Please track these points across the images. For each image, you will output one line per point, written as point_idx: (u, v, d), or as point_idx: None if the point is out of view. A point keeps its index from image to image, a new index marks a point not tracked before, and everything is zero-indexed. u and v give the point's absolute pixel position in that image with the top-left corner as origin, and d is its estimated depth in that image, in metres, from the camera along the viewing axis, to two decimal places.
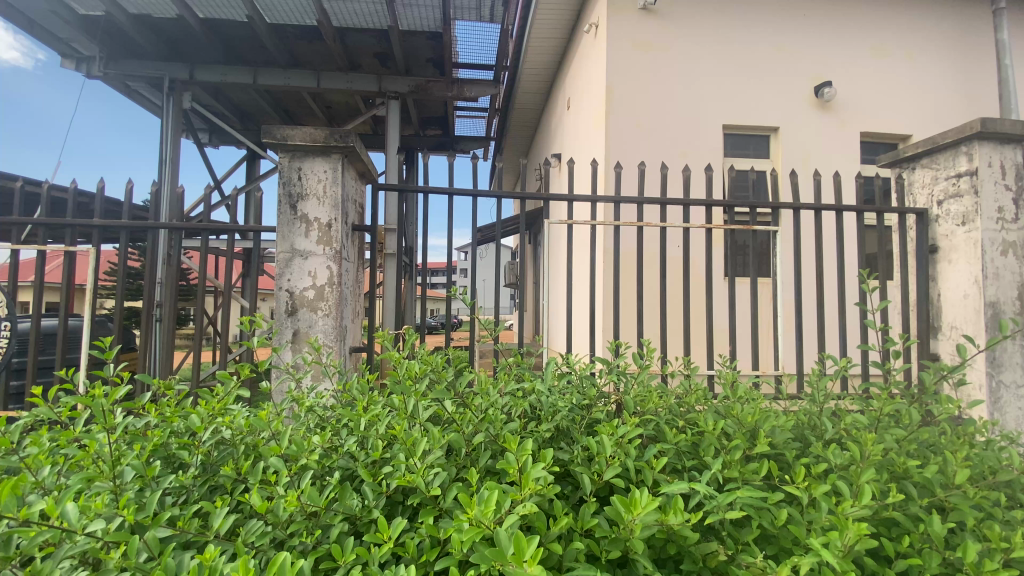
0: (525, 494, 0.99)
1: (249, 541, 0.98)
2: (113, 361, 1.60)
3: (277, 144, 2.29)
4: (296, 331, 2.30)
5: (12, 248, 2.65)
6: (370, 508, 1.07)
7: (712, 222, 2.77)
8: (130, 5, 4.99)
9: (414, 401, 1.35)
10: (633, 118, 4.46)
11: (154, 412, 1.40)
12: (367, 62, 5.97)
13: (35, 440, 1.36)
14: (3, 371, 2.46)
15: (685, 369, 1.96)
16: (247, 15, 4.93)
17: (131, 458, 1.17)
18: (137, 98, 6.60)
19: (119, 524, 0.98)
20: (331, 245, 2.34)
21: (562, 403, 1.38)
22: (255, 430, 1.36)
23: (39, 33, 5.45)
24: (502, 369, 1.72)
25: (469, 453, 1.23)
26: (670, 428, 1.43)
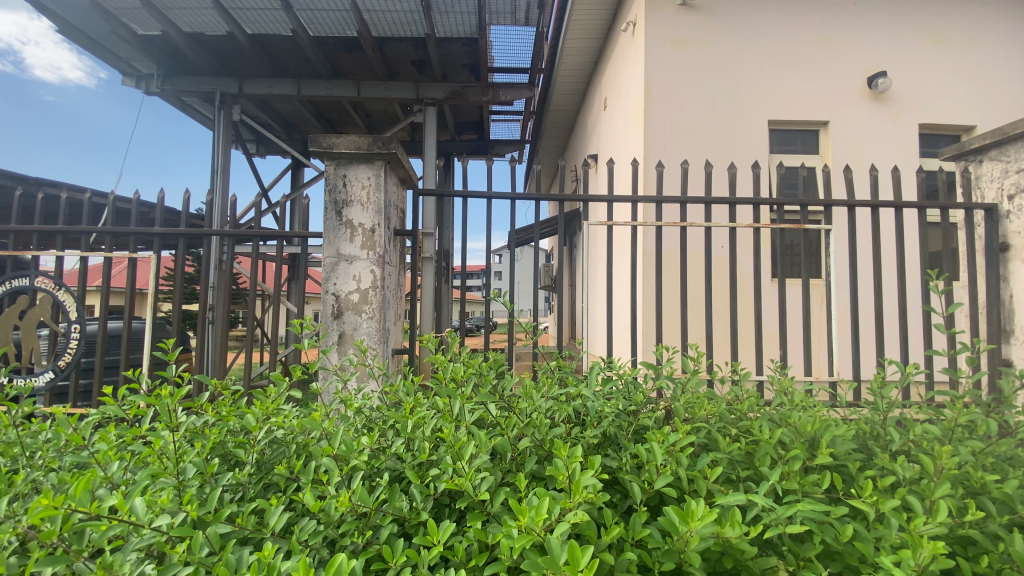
0: (577, 501, 0.97)
1: (302, 540, 1.00)
2: (175, 362, 1.67)
3: (323, 152, 2.37)
4: (341, 334, 2.35)
5: (81, 255, 2.83)
6: (419, 510, 1.07)
7: (760, 221, 2.65)
8: (184, 24, 5.28)
9: (459, 403, 1.35)
10: (672, 116, 4.36)
11: (211, 411, 1.45)
12: (405, 70, 6.09)
13: (104, 436, 1.44)
14: (74, 370, 2.62)
15: (734, 375, 1.88)
16: (292, 29, 5.13)
17: (191, 456, 1.22)
18: (191, 112, 6.97)
19: (182, 519, 1.02)
20: (374, 249, 2.39)
21: (609, 408, 1.35)
22: (306, 430, 1.39)
23: (104, 54, 5.85)
24: (543, 372, 1.69)
25: (515, 458, 1.22)
26: (722, 436, 1.38)
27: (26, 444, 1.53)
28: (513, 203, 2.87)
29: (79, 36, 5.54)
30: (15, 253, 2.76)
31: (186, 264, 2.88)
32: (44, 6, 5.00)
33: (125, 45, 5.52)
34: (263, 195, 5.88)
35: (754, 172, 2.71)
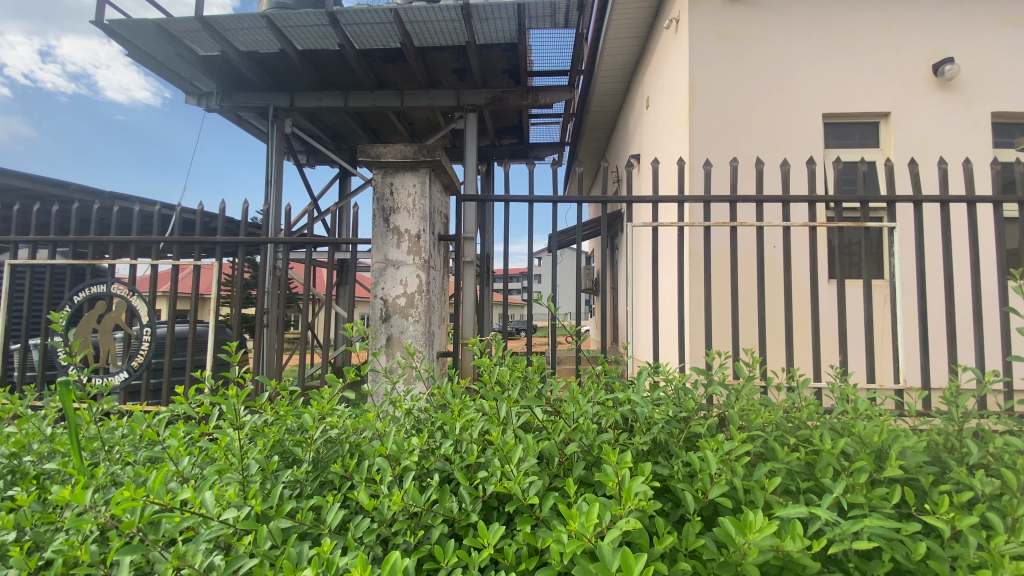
0: (628, 507, 0.95)
1: (357, 537, 1.03)
2: (238, 363, 1.77)
3: (372, 162, 2.47)
4: (389, 337, 2.42)
5: (152, 263, 3.04)
6: (468, 511, 1.08)
7: (816, 220, 2.53)
8: (241, 43, 5.60)
9: (506, 406, 1.36)
10: (719, 113, 4.23)
11: (270, 411, 1.52)
12: (447, 78, 6.21)
13: (175, 433, 1.53)
14: (145, 369, 2.82)
15: (789, 381, 1.81)
16: (340, 43, 5.33)
17: (255, 453, 1.28)
18: (248, 127, 7.36)
19: (247, 513, 1.07)
20: (420, 254, 2.44)
21: (659, 414, 1.32)
22: (359, 430, 1.44)
23: (169, 75, 6.29)
24: (589, 377, 1.67)
25: (563, 463, 1.21)
26: (780, 445, 1.33)
27: (105, 439, 1.65)
28: (555, 206, 2.86)
29: (148, 59, 5.98)
30: (94, 262, 3.00)
31: (244, 270, 3.04)
32: (118, 33, 5.43)
33: (188, 66, 5.90)
34: (313, 203, 6.13)
35: (809, 169, 2.59)
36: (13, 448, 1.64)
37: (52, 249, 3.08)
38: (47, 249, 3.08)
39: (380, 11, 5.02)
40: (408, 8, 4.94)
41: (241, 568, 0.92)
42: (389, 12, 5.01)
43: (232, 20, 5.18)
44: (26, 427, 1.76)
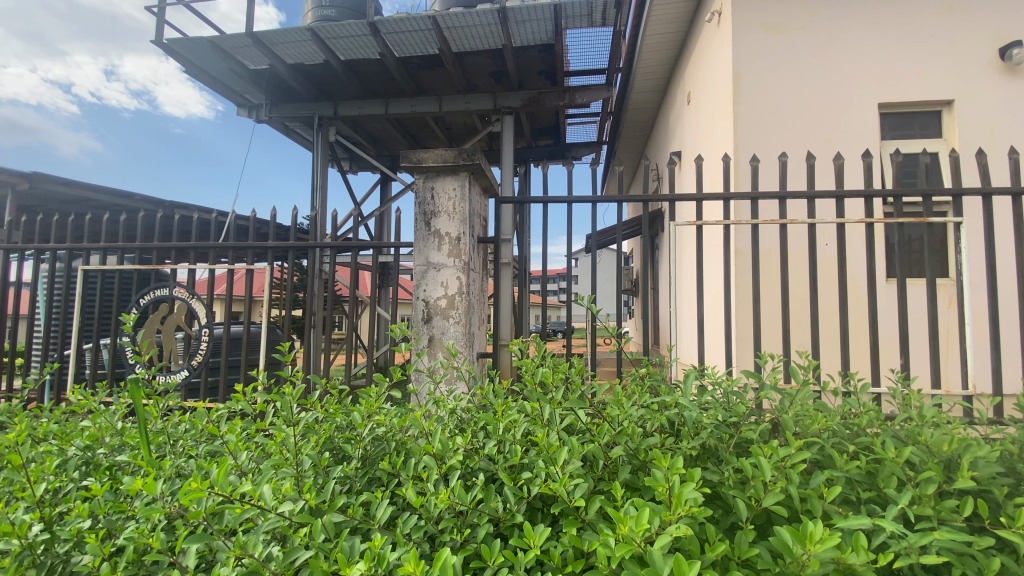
0: (678, 514, 0.93)
1: (406, 533, 1.06)
2: (291, 363, 1.85)
3: (413, 167, 2.52)
4: (431, 338, 2.46)
5: (209, 267, 3.21)
6: (513, 512, 1.08)
7: (873, 216, 2.39)
8: (288, 56, 5.84)
9: (549, 408, 1.35)
10: (765, 107, 4.08)
11: (320, 408, 1.57)
12: (484, 82, 6.27)
13: (233, 428, 1.62)
14: (204, 368, 2.97)
15: (845, 386, 1.72)
16: (380, 52, 5.47)
17: (308, 449, 1.33)
18: (294, 136, 7.67)
19: (302, 506, 1.12)
20: (460, 257, 2.48)
21: (708, 418, 1.28)
22: (404, 428, 1.48)
23: (222, 89, 6.63)
24: (634, 379, 1.64)
25: (608, 466, 1.19)
26: (838, 453, 1.27)
27: (170, 433, 1.76)
28: (595, 206, 2.83)
29: (203, 75, 6.33)
30: (157, 267, 3.19)
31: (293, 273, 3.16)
32: (176, 51, 5.78)
33: (239, 80, 6.21)
34: (355, 208, 6.32)
35: (865, 162, 2.46)
36: (89, 440, 1.78)
37: (120, 255, 3.30)
38: (115, 255, 3.30)
39: (418, 18, 5.11)
40: (446, 14, 5.01)
41: (298, 559, 0.96)
42: (427, 19, 5.10)
43: (279, 34, 5.42)
44: (100, 421, 1.90)
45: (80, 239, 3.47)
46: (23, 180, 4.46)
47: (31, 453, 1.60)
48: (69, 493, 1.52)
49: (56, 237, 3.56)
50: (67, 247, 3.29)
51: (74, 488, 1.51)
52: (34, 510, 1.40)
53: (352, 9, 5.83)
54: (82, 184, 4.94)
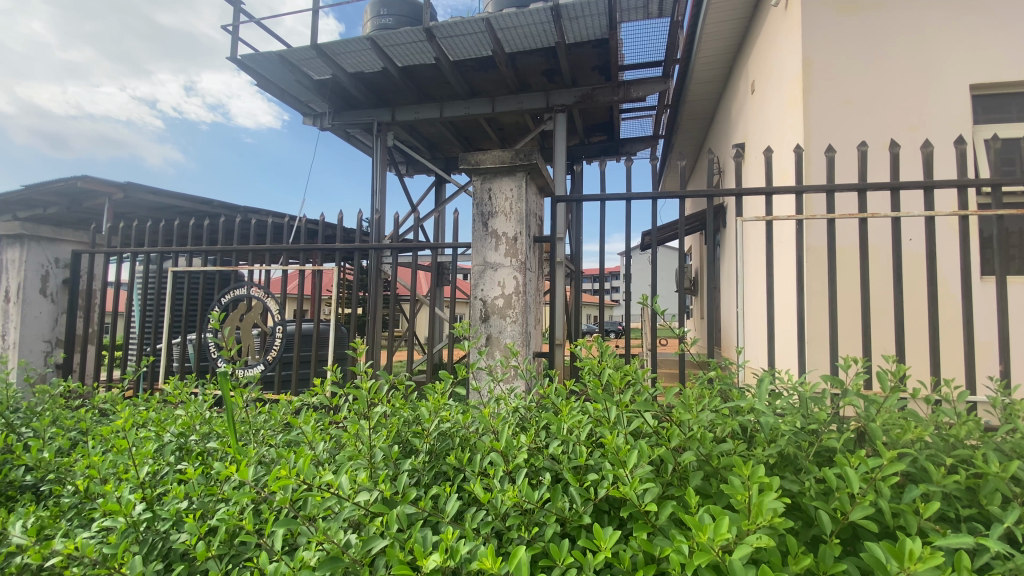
0: (759, 524, 0.89)
1: (476, 528, 1.07)
2: (361, 360, 1.94)
3: (472, 169, 2.57)
4: (489, 337, 2.49)
5: (282, 268, 3.41)
6: (581, 513, 1.07)
7: (967, 207, 2.19)
8: (349, 65, 6.10)
9: (616, 410, 1.33)
10: (839, 93, 3.82)
11: (389, 403, 1.64)
12: (537, 81, 6.27)
13: (308, 419, 1.72)
14: (279, 362, 3.16)
15: (939, 393, 1.58)
16: (436, 56, 5.60)
17: (379, 442, 1.39)
18: (355, 142, 8.00)
19: (376, 497, 1.16)
20: (516, 257, 2.49)
21: (787, 425, 1.23)
22: (468, 424, 1.51)
23: (290, 100, 7.01)
24: (702, 381, 1.59)
25: (679, 472, 1.15)
26: (934, 466, 1.17)
27: (253, 422, 1.89)
28: (656, 203, 2.76)
29: (272, 87, 6.73)
30: (235, 268, 3.42)
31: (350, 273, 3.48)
32: (249, 65, 6.18)
33: (304, 90, 6.55)
34: (412, 211, 6.51)
35: (958, 149, 2.24)
36: (182, 428, 1.93)
37: (203, 257, 3.57)
38: (199, 258, 3.57)
39: (472, 21, 5.19)
40: (499, 15, 5.06)
41: (377, 547, 1.00)
42: (481, 21, 5.16)
43: (341, 44, 5.66)
44: (191, 410, 2.06)
45: (169, 242, 3.78)
46: (119, 189, 4.92)
47: (135, 437, 1.77)
48: (166, 475, 1.66)
49: (149, 241, 3.89)
50: (159, 250, 3.59)
51: (169, 471, 1.65)
52: (138, 490, 1.53)
53: (409, 17, 6.01)
54: (168, 192, 5.39)
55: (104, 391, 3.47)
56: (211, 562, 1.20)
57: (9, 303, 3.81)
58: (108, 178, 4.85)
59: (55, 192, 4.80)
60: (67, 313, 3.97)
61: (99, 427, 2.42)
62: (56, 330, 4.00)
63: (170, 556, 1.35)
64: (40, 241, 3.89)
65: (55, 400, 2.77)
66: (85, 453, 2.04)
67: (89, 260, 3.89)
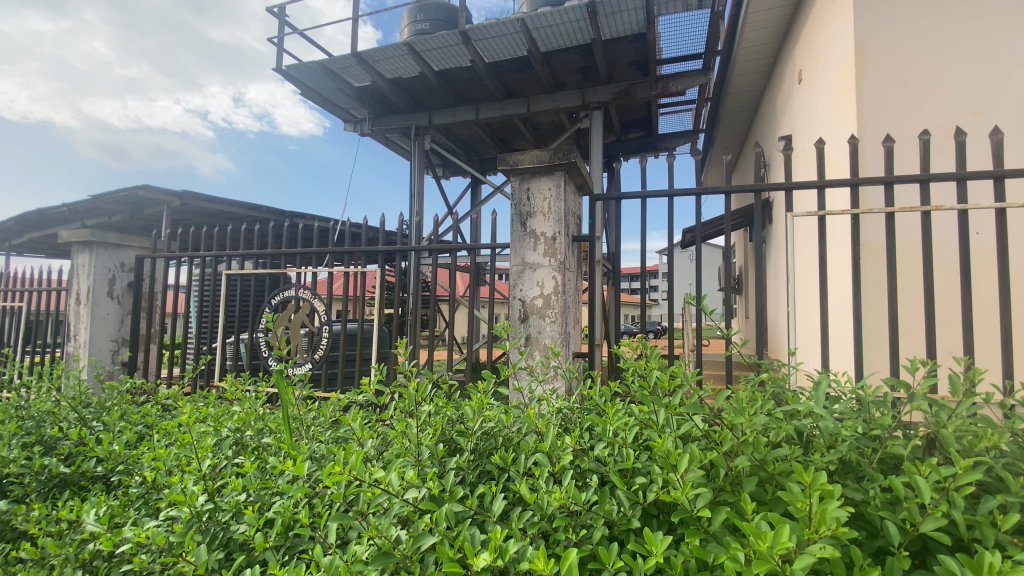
0: (821, 534, 0.86)
1: (523, 528, 1.07)
2: (405, 360, 1.97)
3: (510, 169, 2.58)
4: (528, 336, 2.49)
5: (327, 270, 3.53)
6: (629, 516, 1.05)
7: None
8: (387, 71, 6.24)
9: (664, 412, 1.30)
10: (896, 79, 3.61)
11: (433, 402, 1.66)
12: (572, 79, 6.23)
13: (356, 418, 1.76)
14: (326, 361, 3.27)
15: (1018, 398, 1.47)
16: (472, 59, 5.65)
17: (425, 440, 1.41)
18: (393, 146, 8.18)
19: (424, 494, 1.18)
20: (555, 256, 2.48)
21: (848, 430, 1.18)
22: (511, 423, 1.53)
23: (332, 107, 7.24)
24: (753, 383, 1.53)
25: (733, 479, 1.11)
26: (1013, 476, 1.09)
27: (304, 419, 1.97)
28: (699, 200, 2.69)
29: (315, 95, 6.97)
30: (283, 270, 3.56)
31: (389, 274, 3.58)
32: (294, 76, 6.42)
33: (345, 97, 6.75)
34: (448, 213, 6.60)
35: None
36: (239, 423, 2.03)
37: (254, 260, 3.73)
38: (250, 261, 3.74)
39: (508, 22, 5.21)
40: (534, 14, 5.05)
41: (427, 543, 1.02)
42: (517, 22, 5.17)
43: (380, 51, 5.80)
44: (246, 406, 2.17)
45: (222, 246, 3.97)
46: (176, 198, 5.22)
47: (197, 432, 1.87)
48: (225, 469, 1.75)
49: (203, 245, 4.09)
50: (213, 254, 3.78)
51: (228, 464, 1.74)
52: (200, 482, 1.62)
53: (445, 21, 6.08)
54: (221, 199, 5.67)
55: (166, 388, 3.69)
56: (268, 553, 1.25)
57: (81, 305, 4.10)
58: (167, 188, 5.17)
59: (120, 201, 5.14)
60: (132, 314, 4.23)
61: (162, 421, 2.57)
62: (122, 330, 4.28)
63: (230, 545, 1.41)
64: (108, 247, 4.17)
65: (123, 396, 2.97)
66: (151, 445, 2.18)
67: (151, 265, 4.14)
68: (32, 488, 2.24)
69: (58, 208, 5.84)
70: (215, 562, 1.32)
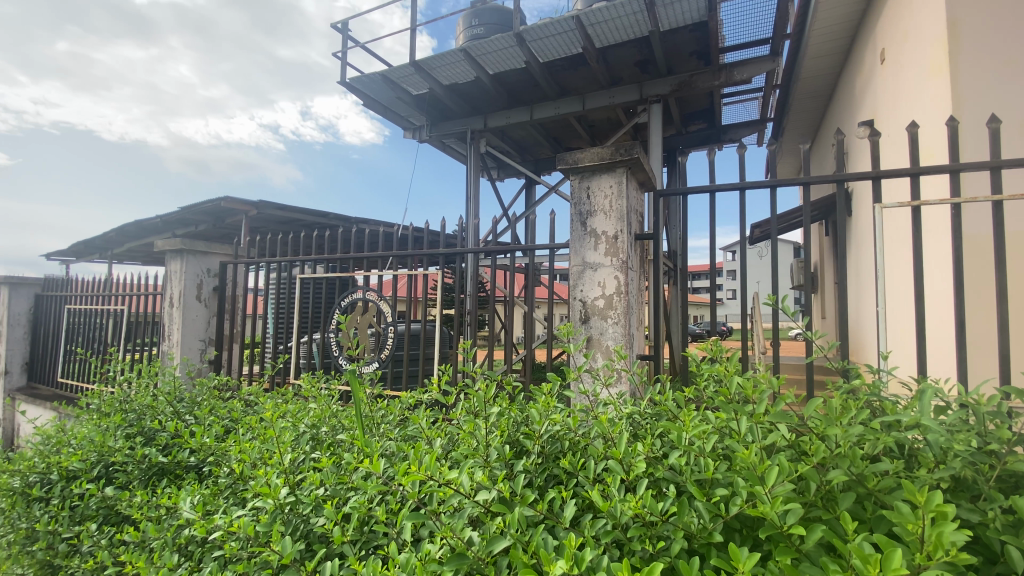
0: (937, 560, 0.79)
1: (596, 537, 1.05)
2: (468, 360, 1.99)
3: (570, 168, 2.55)
4: (590, 338, 2.45)
5: (390, 273, 3.65)
6: (710, 530, 1.00)
7: None
8: (444, 77, 6.37)
9: (747, 421, 1.21)
10: (999, 52, 3.23)
11: (498, 402, 1.66)
12: (629, 73, 6.08)
13: (423, 416, 1.81)
14: (393, 360, 3.38)
15: None
16: (526, 60, 5.65)
17: (493, 442, 1.41)
18: (450, 151, 8.34)
19: (496, 496, 1.18)
20: (618, 256, 2.42)
21: (961, 445, 1.06)
22: (578, 427, 1.50)
23: (392, 116, 7.50)
24: (842, 391, 1.41)
25: (827, 494, 1.03)
26: None
27: (374, 415, 2.04)
28: (773, 193, 2.53)
29: (376, 105, 7.24)
30: (350, 274, 3.73)
31: (448, 276, 3.64)
32: (356, 87, 6.71)
33: (404, 104, 6.96)
34: (503, 214, 6.63)
35: None
36: (315, 419, 2.13)
37: (324, 265, 3.93)
38: (320, 265, 3.94)
39: (562, 20, 5.16)
40: (589, 10, 4.98)
41: (500, 547, 1.02)
42: (571, 19, 5.11)
43: (437, 58, 5.94)
44: (322, 403, 2.28)
45: (295, 252, 4.21)
46: (253, 207, 5.61)
47: (278, 427, 1.98)
48: (303, 463, 1.84)
49: (279, 251, 4.35)
50: (287, 259, 4.01)
51: (306, 459, 1.83)
52: (282, 476, 1.72)
53: (499, 25, 6.14)
54: (293, 207, 6.02)
55: (248, 385, 3.95)
56: (347, 546, 1.30)
57: (174, 308, 4.48)
58: (245, 198, 5.58)
59: (206, 212, 5.57)
60: (217, 316, 4.58)
61: (246, 416, 2.77)
62: (209, 330, 4.63)
63: (310, 537, 1.48)
64: (196, 254, 4.54)
65: (212, 392, 3.22)
66: (238, 438, 2.34)
67: (234, 270, 4.47)
68: (135, 475, 2.48)
69: (154, 219, 6.46)
70: (298, 552, 1.40)
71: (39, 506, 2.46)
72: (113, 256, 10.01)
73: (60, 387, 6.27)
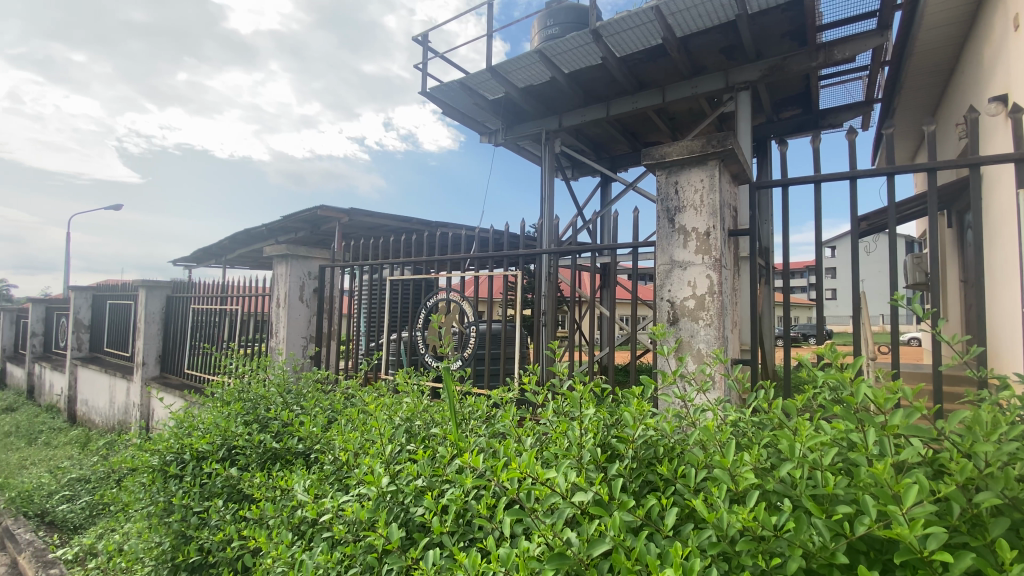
0: None
1: (702, 548, 1.02)
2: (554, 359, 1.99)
3: (657, 163, 2.47)
4: (679, 340, 2.36)
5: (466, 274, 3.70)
6: (832, 550, 0.92)
7: None
8: (519, 80, 6.45)
9: (874, 433, 1.10)
10: None
11: (588, 403, 1.65)
12: (714, 61, 5.79)
13: (511, 415, 1.84)
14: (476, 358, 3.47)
15: None
16: (603, 56, 5.55)
17: (588, 443, 1.41)
18: (525, 153, 8.41)
19: (594, 498, 1.18)
20: (710, 253, 2.30)
21: None
22: (673, 433, 1.46)
23: (469, 122, 7.72)
24: (987, 400, 1.25)
25: (973, 516, 0.92)
26: None
27: (462, 410, 2.10)
28: (890, 180, 2.29)
29: (454, 112, 7.49)
30: (432, 276, 3.89)
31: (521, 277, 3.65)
32: (436, 96, 6.98)
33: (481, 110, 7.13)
34: (580, 214, 6.57)
35: None
36: (409, 413, 2.25)
37: (411, 268, 4.11)
38: (406, 268, 4.13)
39: (641, 12, 5.02)
40: None
41: (601, 551, 1.02)
42: (651, 10, 4.95)
43: (513, 62, 6.02)
44: (414, 398, 2.39)
45: (383, 255, 4.46)
46: (345, 214, 6.02)
47: (378, 420, 2.12)
48: (400, 454, 1.95)
49: (368, 255, 4.63)
50: (376, 262, 4.26)
51: (403, 450, 1.93)
52: (383, 466, 1.83)
53: (575, 23, 6.10)
54: (379, 214, 6.38)
55: (344, 379, 4.25)
56: (446, 536, 1.37)
57: (281, 308, 4.92)
58: (338, 206, 6.00)
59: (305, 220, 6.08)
60: (317, 315, 4.97)
61: (347, 407, 2.99)
62: (310, 328, 5.03)
63: (411, 525, 1.56)
64: (298, 258, 4.95)
65: (313, 384, 3.50)
66: (341, 427, 2.53)
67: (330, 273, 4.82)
68: (253, 458, 2.76)
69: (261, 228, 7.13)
70: (402, 539, 1.49)
71: (175, 483, 2.82)
72: (226, 261, 11.19)
73: (186, 377, 7.11)
